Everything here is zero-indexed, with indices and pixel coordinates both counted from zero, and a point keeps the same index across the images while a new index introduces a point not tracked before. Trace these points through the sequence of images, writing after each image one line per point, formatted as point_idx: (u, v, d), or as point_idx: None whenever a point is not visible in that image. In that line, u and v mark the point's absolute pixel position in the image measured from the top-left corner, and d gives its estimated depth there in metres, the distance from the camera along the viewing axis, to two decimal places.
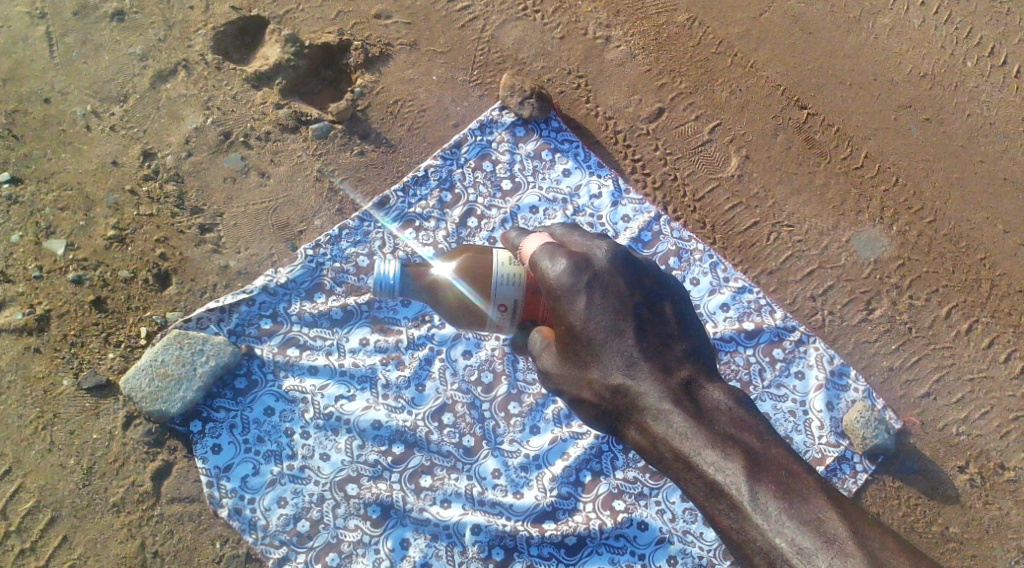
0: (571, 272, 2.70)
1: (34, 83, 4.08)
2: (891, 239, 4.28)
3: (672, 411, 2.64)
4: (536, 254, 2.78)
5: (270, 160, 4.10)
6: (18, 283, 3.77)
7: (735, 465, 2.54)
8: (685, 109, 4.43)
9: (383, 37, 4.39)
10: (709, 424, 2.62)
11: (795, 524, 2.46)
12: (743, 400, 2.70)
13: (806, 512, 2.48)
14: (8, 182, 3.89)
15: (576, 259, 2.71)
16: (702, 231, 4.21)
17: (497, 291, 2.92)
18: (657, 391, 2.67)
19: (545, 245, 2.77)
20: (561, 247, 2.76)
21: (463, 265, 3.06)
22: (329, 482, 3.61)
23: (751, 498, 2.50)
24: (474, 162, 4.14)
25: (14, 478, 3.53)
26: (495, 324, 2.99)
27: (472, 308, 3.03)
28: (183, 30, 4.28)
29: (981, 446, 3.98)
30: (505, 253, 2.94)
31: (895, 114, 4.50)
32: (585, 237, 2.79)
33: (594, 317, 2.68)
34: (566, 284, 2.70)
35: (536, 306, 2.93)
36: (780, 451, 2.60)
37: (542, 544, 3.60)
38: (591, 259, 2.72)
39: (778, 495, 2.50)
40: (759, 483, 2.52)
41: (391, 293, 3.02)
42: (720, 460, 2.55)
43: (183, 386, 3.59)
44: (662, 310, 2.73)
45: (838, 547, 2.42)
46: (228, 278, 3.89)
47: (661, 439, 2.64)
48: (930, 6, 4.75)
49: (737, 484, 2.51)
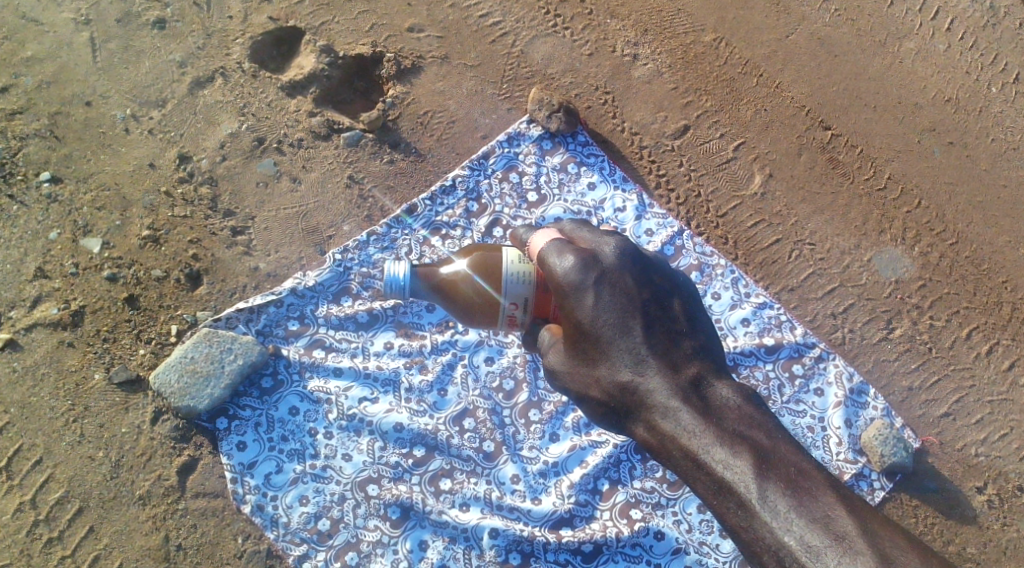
0: (580, 267, 2.75)
1: (77, 86, 4.20)
2: (913, 259, 4.31)
3: (681, 408, 2.69)
4: (544, 250, 2.83)
5: (302, 166, 4.19)
6: (54, 279, 3.86)
7: (743, 462, 2.58)
8: (710, 127, 4.49)
9: (416, 50, 4.49)
10: (717, 422, 2.66)
11: (803, 522, 2.49)
12: (753, 398, 2.74)
13: (815, 510, 2.50)
14: (49, 181, 4.01)
15: (584, 255, 2.77)
16: (724, 247, 4.26)
17: (507, 288, 2.98)
18: (666, 388, 2.72)
19: (553, 241, 2.83)
20: (570, 244, 2.82)
21: (476, 263, 3.09)
22: (351, 481, 3.66)
23: (760, 496, 2.53)
24: (501, 174, 4.21)
25: (45, 469, 3.60)
26: (506, 320, 3.03)
27: (483, 305, 3.07)
28: (222, 39, 4.39)
29: (1000, 467, 3.98)
30: (515, 252, 3.00)
31: (919, 137, 4.54)
32: (594, 234, 2.85)
33: (602, 313, 2.74)
34: (573, 281, 2.75)
35: (547, 304, 2.99)
36: (790, 448, 2.63)
37: (558, 549, 3.63)
38: (599, 256, 2.77)
39: (788, 493, 2.53)
40: (768, 481, 2.55)
41: (401, 294, 3.11)
42: (728, 458, 2.59)
43: (211, 383, 3.67)
44: (671, 307, 2.79)
45: (847, 545, 2.45)
46: (258, 280, 3.97)
47: (669, 437, 2.69)
48: (955, 32, 4.80)
49: (745, 482, 2.55)
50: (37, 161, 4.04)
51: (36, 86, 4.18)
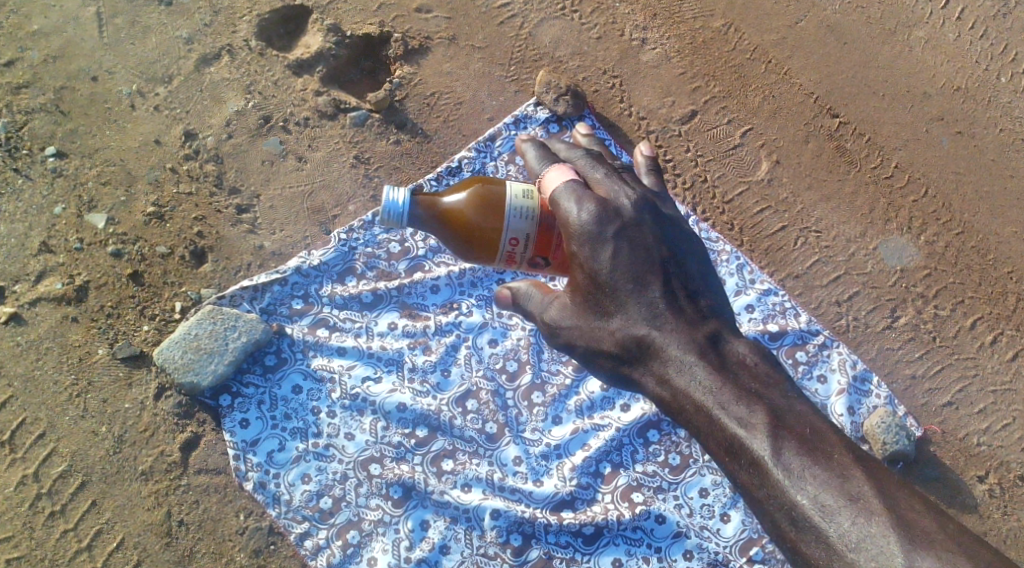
0: (597, 217, 2.77)
1: (83, 61, 4.19)
2: (918, 248, 4.30)
3: (696, 363, 2.71)
4: (559, 191, 2.83)
5: (308, 145, 4.18)
6: (59, 254, 3.87)
7: (759, 419, 2.59)
8: (717, 113, 4.47)
9: (423, 31, 4.46)
10: (733, 378, 2.68)
11: (819, 481, 2.49)
12: (770, 357, 2.76)
13: (832, 469, 2.50)
14: (54, 155, 4.01)
15: (602, 204, 2.79)
16: (730, 233, 4.25)
17: (509, 223, 2.98)
18: (681, 343, 2.74)
19: (570, 184, 2.83)
20: (586, 189, 2.83)
21: (477, 195, 3.04)
22: (353, 461, 3.67)
23: (775, 453, 2.53)
24: (507, 156, 4.20)
25: (47, 442, 3.62)
26: (504, 256, 3.05)
27: (482, 240, 3.04)
28: (229, 16, 4.36)
29: (1002, 456, 3.99)
30: (519, 186, 3.00)
31: (927, 126, 4.52)
32: (609, 181, 2.88)
33: (619, 267, 2.76)
34: (590, 230, 2.77)
35: (548, 243, 3.00)
36: (806, 410, 2.63)
37: (559, 532, 3.64)
38: (618, 207, 2.80)
39: (804, 452, 2.53)
40: (784, 439, 2.55)
41: (398, 223, 3.06)
42: (744, 414, 2.60)
43: (215, 360, 3.67)
44: (688, 267, 2.82)
45: (863, 505, 2.44)
46: (263, 259, 3.97)
47: (683, 392, 2.71)
48: (966, 21, 4.76)
49: (760, 438, 2.56)
50: (42, 135, 4.04)
51: (42, 60, 4.17)
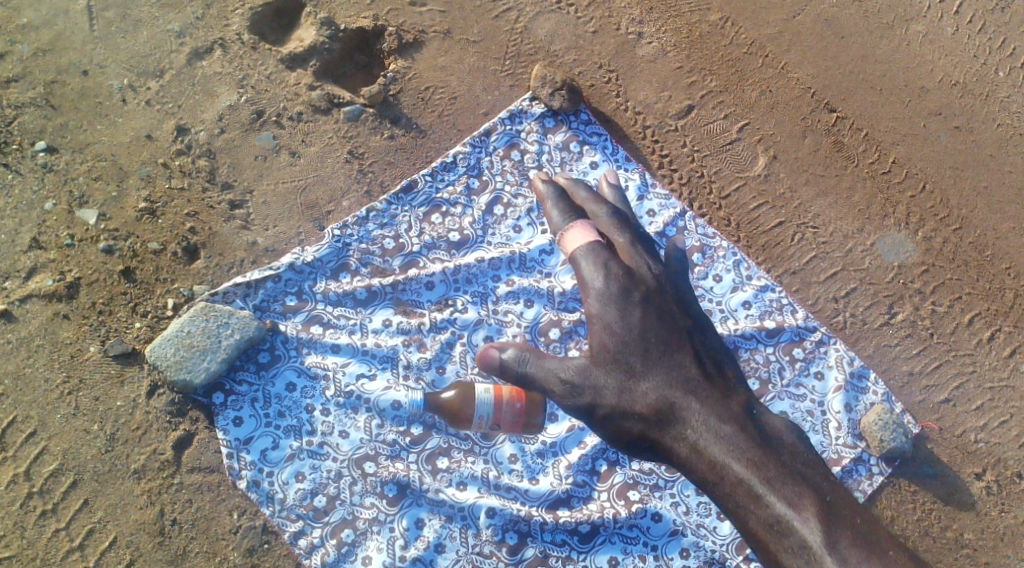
0: (622, 284, 3.05)
1: (74, 55, 4.14)
2: (916, 244, 4.27)
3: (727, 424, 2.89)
4: (583, 251, 3.15)
5: (301, 140, 4.14)
6: (50, 250, 3.84)
7: (787, 483, 2.81)
8: (714, 108, 4.43)
9: (418, 24, 4.40)
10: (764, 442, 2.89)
11: (844, 547, 2.73)
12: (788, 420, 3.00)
13: (851, 534, 2.76)
14: (45, 150, 3.97)
15: (625, 272, 3.08)
16: (726, 229, 4.23)
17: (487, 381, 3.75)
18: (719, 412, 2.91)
19: (595, 245, 3.15)
20: (609, 252, 3.14)
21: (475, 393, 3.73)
22: (347, 459, 3.64)
23: (802, 521, 2.75)
24: (502, 151, 4.17)
25: (39, 441, 3.60)
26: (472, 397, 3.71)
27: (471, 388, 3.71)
28: (221, 9, 4.30)
29: (999, 453, 3.97)
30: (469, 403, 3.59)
31: (924, 121, 4.49)
32: (631, 256, 3.21)
33: (646, 331, 2.99)
34: (613, 291, 3.04)
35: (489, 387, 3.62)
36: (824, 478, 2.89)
37: (555, 530, 3.64)
38: (638, 274, 3.12)
39: (827, 517, 2.77)
40: (810, 506, 2.78)
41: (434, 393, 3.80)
42: (773, 477, 2.82)
43: (208, 357, 3.64)
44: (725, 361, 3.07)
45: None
46: (256, 255, 3.93)
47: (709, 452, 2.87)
48: (964, 15, 4.71)
49: (789, 504, 2.77)
50: (32, 130, 4.00)
51: (32, 53, 4.12)
